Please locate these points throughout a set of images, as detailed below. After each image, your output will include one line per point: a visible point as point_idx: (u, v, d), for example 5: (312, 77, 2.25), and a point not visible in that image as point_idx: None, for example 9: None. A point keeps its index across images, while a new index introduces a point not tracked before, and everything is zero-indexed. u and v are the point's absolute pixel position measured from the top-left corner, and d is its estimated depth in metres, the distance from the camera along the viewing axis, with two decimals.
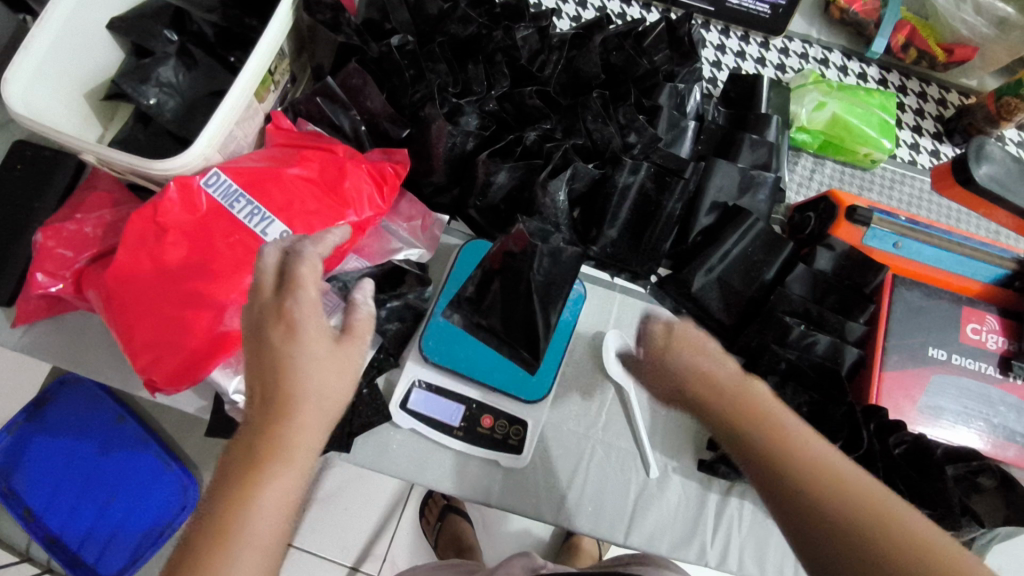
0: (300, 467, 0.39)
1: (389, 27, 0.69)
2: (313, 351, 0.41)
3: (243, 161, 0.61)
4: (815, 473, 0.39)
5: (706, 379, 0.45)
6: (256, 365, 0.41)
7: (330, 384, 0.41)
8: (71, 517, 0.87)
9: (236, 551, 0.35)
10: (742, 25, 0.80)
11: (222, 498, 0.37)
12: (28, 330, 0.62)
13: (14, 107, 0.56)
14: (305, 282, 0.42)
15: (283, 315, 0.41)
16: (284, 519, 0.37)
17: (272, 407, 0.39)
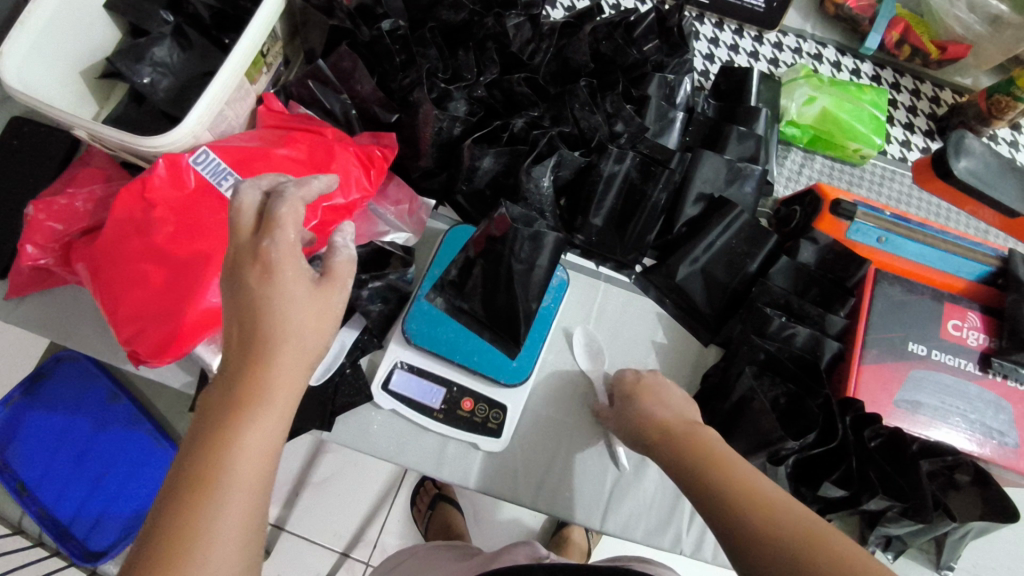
0: (283, 408, 0.39)
1: (380, 11, 0.68)
2: (293, 293, 0.41)
3: (233, 140, 0.62)
4: (742, 492, 0.43)
5: (662, 424, 0.53)
6: (231, 305, 0.41)
7: (310, 327, 0.41)
8: (63, 492, 0.89)
9: (225, 491, 0.36)
10: (736, 19, 0.80)
11: (205, 439, 0.37)
12: (20, 302, 0.63)
13: (10, 82, 0.57)
14: (284, 222, 0.41)
15: (259, 256, 0.41)
16: (269, 459, 0.38)
17: (251, 350, 0.40)
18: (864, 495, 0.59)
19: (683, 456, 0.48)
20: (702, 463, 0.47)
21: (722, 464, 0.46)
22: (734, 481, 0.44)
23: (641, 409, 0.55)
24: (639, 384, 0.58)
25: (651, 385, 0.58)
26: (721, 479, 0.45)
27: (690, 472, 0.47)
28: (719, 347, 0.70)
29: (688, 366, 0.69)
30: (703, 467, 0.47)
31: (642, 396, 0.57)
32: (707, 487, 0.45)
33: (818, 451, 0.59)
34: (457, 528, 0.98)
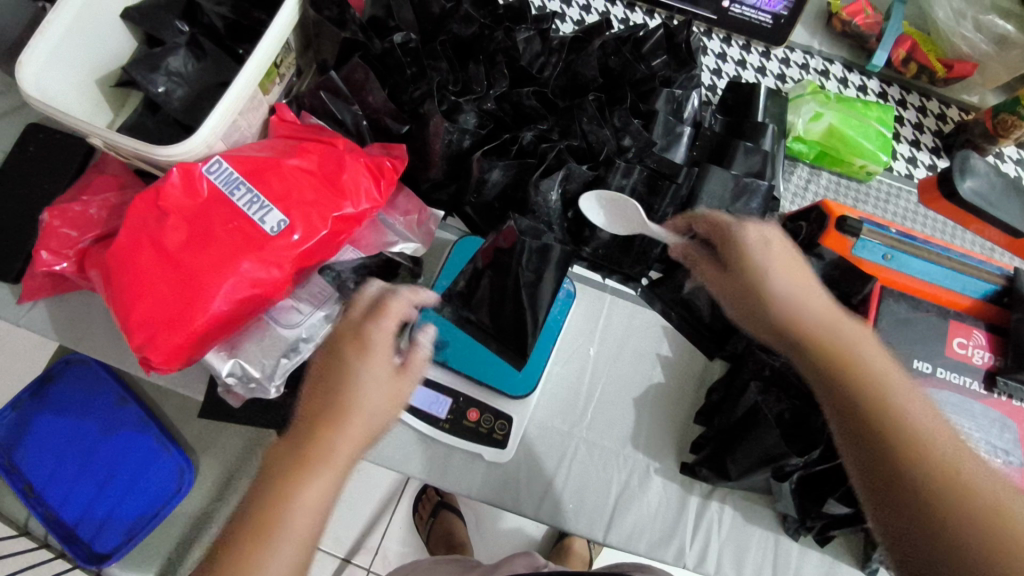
0: (341, 471, 0.43)
1: (393, 24, 0.70)
2: (376, 370, 0.46)
3: (246, 150, 0.63)
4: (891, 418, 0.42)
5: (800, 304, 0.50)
6: (322, 372, 0.47)
7: (383, 402, 0.46)
8: (70, 493, 0.89)
9: (276, 542, 0.40)
10: (744, 34, 0.81)
11: (271, 488, 0.42)
12: (33, 307, 0.64)
13: (27, 90, 0.58)
14: (390, 313, 0.48)
15: (360, 335, 0.47)
16: (319, 518, 0.42)
17: (331, 413, 0.44)
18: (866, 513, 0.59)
19: (818, 351, 0.47)
20: (841, 367, 0.46)
21: (863, 373, 0.45)
22: (873, 395, 0.44)
23: (769, 288, 0.51)
24: (771, 255, 0.53)
25: (779, 256, 0.53)
26: (860, 389, 0.44)
27: (821, 370, 0.47)
28: (724, 361, 0.70)
29: (693, 379, 0.70)
30: (840, 372, 0.46)
31: (772, 270, 0.52)
32: (839, 392, 0.45)
33: (821, 467, 0.60)
34: (458, 537, 0.98)
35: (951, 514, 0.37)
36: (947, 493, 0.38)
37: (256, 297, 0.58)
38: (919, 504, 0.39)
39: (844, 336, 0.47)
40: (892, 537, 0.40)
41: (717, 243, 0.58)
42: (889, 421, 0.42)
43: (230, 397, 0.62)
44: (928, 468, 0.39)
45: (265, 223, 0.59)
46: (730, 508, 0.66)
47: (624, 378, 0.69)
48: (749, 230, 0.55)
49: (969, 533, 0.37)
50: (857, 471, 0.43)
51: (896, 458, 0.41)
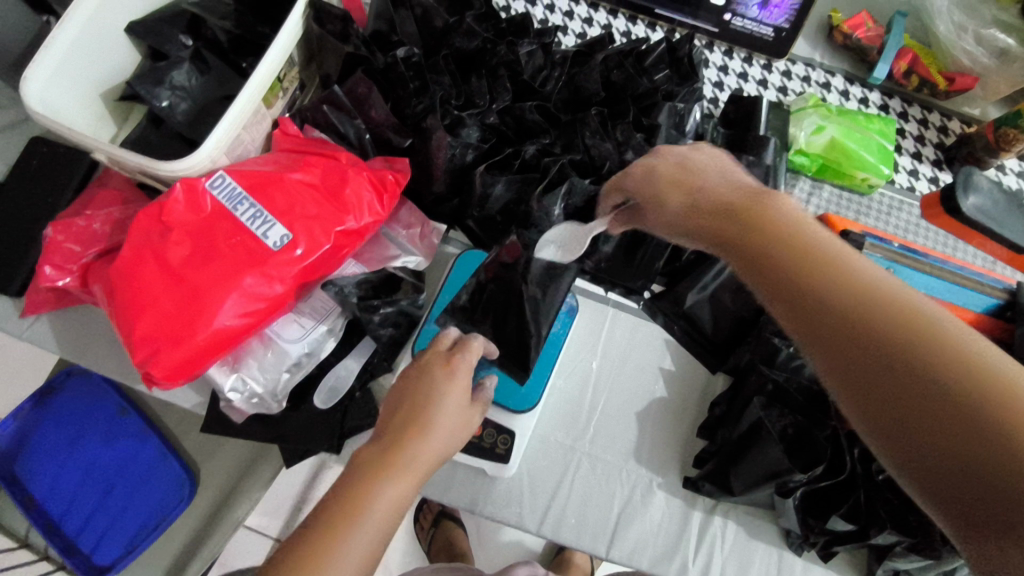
0: (420, 480, 0.47)
1: (395, 39, 0.71)
2: (457, 396, 0.52)
3: (248, 165, 0.63)
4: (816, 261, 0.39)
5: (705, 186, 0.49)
6: (408, 390, 0.52)
7: (458, 425, 0.51)
8: (72, 504, 0.88)
9: (365, 520, 0.43)
10: (745, 47, 0.81)
11: (364, 475, 0.45)
12: (36, 321, 0.64)
13: (31, 104, 0.58)
14: (473, 347, 0.55)
15: (449, 361, 0.53)
16: (398, 511, 0.45)
17: (417, 420, 0.49)
18: (871, 529, 0.59)
19: (761, 242, 0.42)
20: (789, 251, 0.40)
21: (812, 252, 0.40)
22: (833, 276, 0.38)
23: (671, 209, 0.50)
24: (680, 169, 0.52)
25: (670, 176, 0.51)
26: (816, 273, 0.39)
27: (767, 261, 0.41)
28: (727, 375, 0.70)
29: (696, 393, 0.70)
30: (790, 259, 0.40)
31: (664, 192, 0.51)
32: (790, 280, 0.40)
33: (827, 482, 0.60)
34: (459, 547, 0.98)
35: (950, 389, 0.32)
36: (940, 364, 0.33)
37: (258, 312, 0.58)
38: (913, 385, 0.33)
39: (787, 218, 0.42)
40: (887, 430, 0.34)
41: (631, 192, 0.56)
42: (857, 297, 0.37)
43: (232, 412, 0.62)
44: (914, 341, 0.34)
45: (268, 237, 0.59)
46: (734, 523, 0.66)
47: (627, 391, 0.69)
48: (637, 171, 0.55)
49: (975, 405, 0.31)
50: (827, 365, 0.37)
51: (874, 338, 0.35)
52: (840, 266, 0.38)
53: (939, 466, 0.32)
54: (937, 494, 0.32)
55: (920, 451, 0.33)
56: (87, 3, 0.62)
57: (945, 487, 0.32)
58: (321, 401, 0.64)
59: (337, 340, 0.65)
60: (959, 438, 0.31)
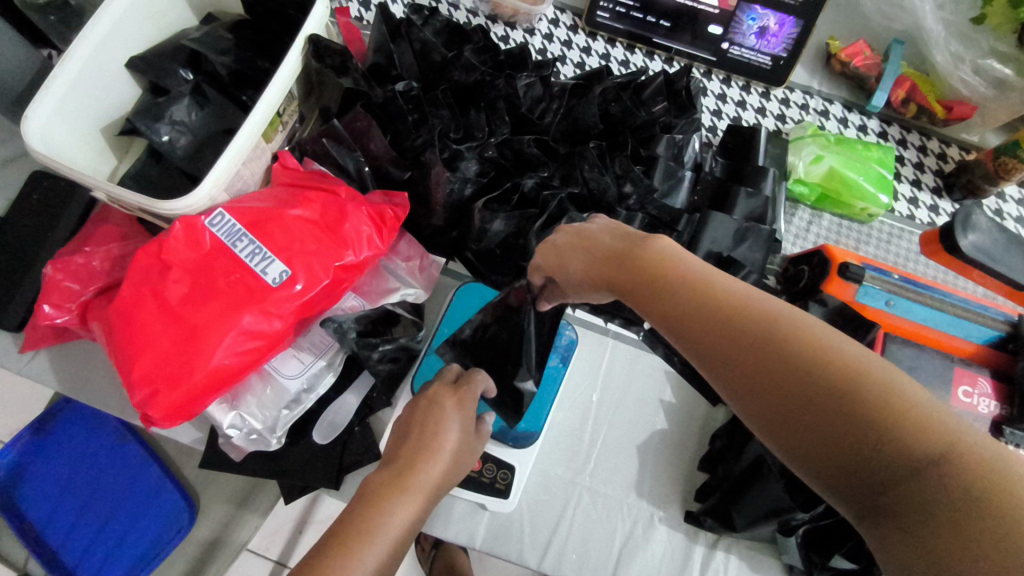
0: (426, 505, 0.47)
1: (395, 73, 0.71)
2: (466, 423, 0.51)
3: (247, 201, 0.63)
4: (693, 290, 0.42)
5: (587, 236, 0.52)
6: (415, 417, 0.51)
7: (463, 453, 0.51)
8: (71, 532, 0.88)
9: (366, 550, 0.42)
10: (743, 75, 0.82)
11: (365, 505, 0.44)
12: (34, 357, 0.64)
13: (31, 143, 0.58)
14: (479, 378, 0.54)
15: (457, 391, 0.52)
16: (399, 543, 0.44)
17: (421, 451, 0.48)
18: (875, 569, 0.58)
19: (644, 280, 0.45)
20: (670, 285, 0.44)
21: (691, 286, 0.43)
22: (712, 301, 0.41)
23: (575, 270, 0.52)
24: (570, 237, 0.53)
25: (569, 244, 0.53)
26: (700, 299, 0.42)
27: (653, 297, 0.44)
28: (728, 407, 0.70)
29: (697, 426, 0.70)
30: (680, 290, 0.43)
31: (567, 259, 0.53)
32: (681, 314, 0.42)
33: (829, 521, 0.59)
34: (461, 567, 1.02)
35: (825, 394, 0.35)
36: (814, 374, 0.36)
37: (257, 349, 0.58)
38: (795, 397, 0.36)
39: (664, 255, 0.46)
40: (783, 441, 0.37)
41: (542, 269, 0.56)
42: (733, 327, 0.39)
43: (230, 449, 0.62)
44: (789, 351, 0.37)
45: (267, 274, 0.59)
46: (736, 558, 0.65)
47: (627, 424, 0.69)
48: (541, 249, 0.55)
49: (847, 408, 0.34)
50: (725, 389, 0.40)
51: (755, 357, 0.38)
52: (714, 293, 0.42)
53: (837, 465, 0.34)
54: (838, 490, 0.35)
55: (811, 455, 0.35)
56: (88, 42, 0.62)
57: (841, 483, 0.34)
58: (320, 436, 0.64)
59: (336, 374, 0.64)
60: (840, 438, 0.34)
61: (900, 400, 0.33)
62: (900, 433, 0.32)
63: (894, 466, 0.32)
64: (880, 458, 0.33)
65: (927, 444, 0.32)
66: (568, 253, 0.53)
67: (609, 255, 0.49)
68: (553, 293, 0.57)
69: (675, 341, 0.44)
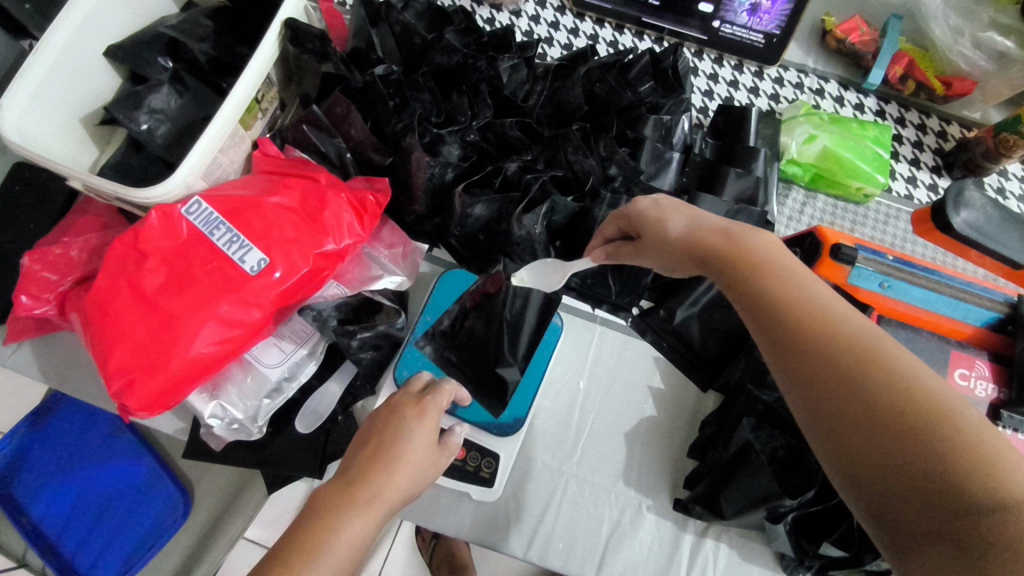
0: (379, 520, 0.45)
1: (375, 57, 0.70)
2: (427, 432, 0.50)
3: (226, 188, 0.62)
4: (785, 286, 0.45)
5: (689, 211, 0.55)
6: (375, 428, 0.50)
7: (425, 463, 0.49)
8: (68, 523, 0.88)
9: (314, 567, 0.41)
10: (736, 54, 0.80)
11: (314, 519, 0.44)
12: (17, 349, 0.64)
13: (7, 133, 0.57)
14: (445, 388, 0.53)
15: (420, 403, 0.52)
16: (353, 557, 0.43)
17: (377, 462, 0.47)
18: (865, 554, 0.57)
19: (740, 278, 0.47)
20: (767, 287, 0.46)
21: (782, 285, 0.45)
22: (797, 304, 0.44)
23: (670, 234, 0.54)
24: (669, 204, 0.56)
25: (672, 207, 0.55)
26: (787, 299, 0.44)
27: (743, 291, 0.47)
28: (718, 393, 0.69)
29: (686, 413, 0.68)
30: (769, 286, 0.46)
31: (667, 218, 0.54)
32: (764, 307, 0.45)
33: (817, 508, 0.58)
34: (461, 559, 1.05)
35: (898, 423, 0.36)
36: (879, 390, 0.38)
37: (235, 338, 0.58)
38: (864, 420, 0.38)
39: (770, 260, 0.47)
40: (837, 456, 0.39)
41: (630, 223, 0.58)
42: (814, 329, 0.42)
43: (211, 439, 0.61)
44: (865, 363, 0.39)
45: (245, 262, 0.58)
46: (726, 546, 0.64)
47: (615, 411, 0.68)
48: (641, 201, 0.57)
49: (902, 428, 0.36)
50: (792, 394, 0.42)
51: (837, 371, 0.40)
52: (803, 297, 0.44)
53: (878, 479, 0.37)
54: (874, 504, 0.37)
55: (859, 472, 0.38)
56: (63, 28, 0.61)
57: (883, 507, 0.36)
58: (303, 425, 0.64)
59: (318, 363, 0.64)
60: (894, 463, 0.36)
61: (972, 446, 0.35)
62: (957, 473, 0.34)
63: (944, 503, 0.34)
64: (934, 493, 0.34)
65: (969, 473, 0.34)
66: (670, 214, 0.55)
67: (702, 238, 0.52)
68: (617, 250, 0.59)
69: (753, 330, 0.46)
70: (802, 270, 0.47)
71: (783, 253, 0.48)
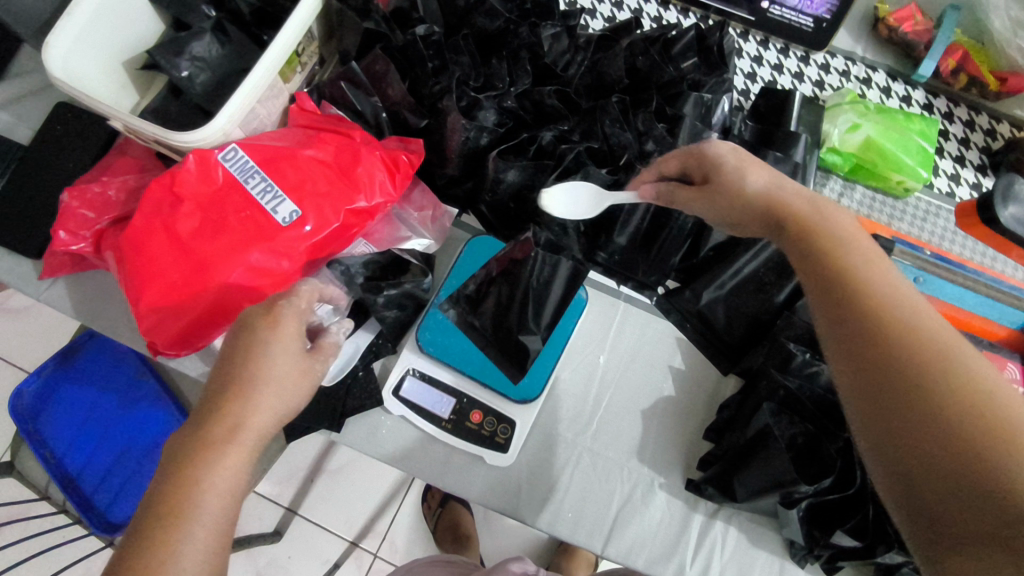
0: (250, 446, 0.46)
1: (416, 16, 0.70)
2: (284, 345, 0.48)
3: (263, 139, 0.62)
4: (868, 265, 0.45)
5: (767, 171, 0.53)
6: (232, 356, 0.48)
7: (293, 375, 0.49)
8: (91, 459, 0.91)
9: (191, 524, 0.42)
10: (783, 37, 0.78)
11: (176, 473, 0.43)
12: (52, 284, 0.65)
13: (53, 71, 0.58)
14: (301, 294, 0.51)
15: (271, 312, 0.49)
16: (231, 500, 0.44)
17: (230, 393, 0.46)
18: (878, 547, 0.58)
19: (817, 252, 0.47)
20: (844, 265, 0.45)
21: (861, 268, 0.45)
22: (875, 286, 0.43)
23: (745, 189, 0.52)
24: (742, 161, 0.54)
25: (753, 162, 0.53)
26: (863, 280, 0.44)
27: (817, 267, 0.46)
28: (738, 378, 0.68)
29: (705, 396, 0.68)
30: (847, 265, 0.45)
31: (747, 171, 0.53)
32: (836, 284, 0.45)
33: (835, 497, 0.58)
34: (464, 529, 1.06)
35: (954, 412, 0.36)
36: (941, 379, 0.38)
37: (266, 287, 0.58)
38: (910, 399, 0.38)
39: (848, 240, 0.47)
40: (878, 432, 0.39)
41: (699, 169, 0.57)
42: (889, 314, 0.41)
43: None
44: (931, 352, 0.39)
45: (278, 213, 0.59)
46: (736, 530, 0.64)
47: (633, 388, 0.67)
48: (720, 145, 0.55)
49: (957, 419, 0.36)
50: (842, 365, 0.42)
51: (901, 352, 0.39)
52: (880, 282, 0.44)
53: (918, 462, 0.37)
54: (908, 487, 0.37)
55: (898, 455, 0.38)
56: None
57: (915, 488, 0.37)
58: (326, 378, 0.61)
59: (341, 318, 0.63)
60: (938, 449, 0.36)
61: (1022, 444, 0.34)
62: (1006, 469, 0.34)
63: (977, 486, 0.34)
64: (968, 477, 0.35)
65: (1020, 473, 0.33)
66: (748, 168, 0.53)
67: (778, 208, 0.51)
68: (672, 191, 0.58)
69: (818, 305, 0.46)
70: (881, 257, 0.46)
71: (862, 235, 0.48)
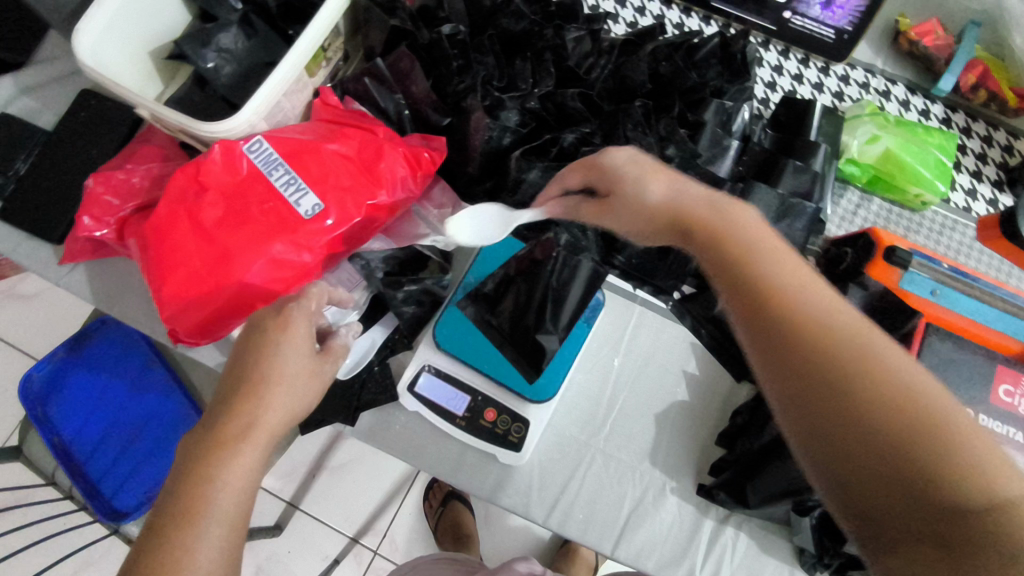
0: (264, 443, 0.46)
1: (442, 15, 0.71)
2: (296, 345, 0.49)
3: (288, 132, 0.62)
4: (776, 276, 0.42)
5: (670, 176, 0.50)
6: (245, 358, 0.48)
7: (304, 373, 0.49)
8: (98, 447, 0.91)
9: (205, 522, 0.42)
10: (804, 48, 0.78)
11: (191, 470, 0.43)
12: (72, 269, 0.66)
13: (82, 56, 0.59)
14: (308, 295, 0.52)
15: (281, 314, 0.50)
16: (245, 497, 0.44)
17: (243, 392, 0.46)
18: None
19: (728, 268, 0.44)
20: (756, 281, 0.43)
21: (771, 279, 0.42)
22: (791, 301, 0.41)
23: (651, 196, 0.49)
24: (642, 169, 0.51)
25: (652, 167, 0.51)
26: (778, 296, 0.41)
27: (730, 285, 0.44)
28: (751, 386, 0.68)
29: (718, 402, 0.68)
30: (760, 279, 0.42)
31: (646, 180, 0.50)
32: (754, 305, 0.42)
33: None
34: (465, 529, 1.06)
35: (895, 434, 0.35)
36: (874, 401, 0.36)
37: (286, 279, 0.58)
38: (850, 429, 0.37)
39: (755, 246, 0.44)
40: (824, 461, 0.38)
41: (597, 181, 0.54)
42: (807, 335, 0.39)
43: None
44: (857, 373, 0.37)
45: (301, 206, 0.59)
46: (745, 536, 0.64)
47: (646, 392, 0.68)
48: (615, 153, 0.52)
49: (897, 441, 0.35)
50: (777, 395, 0.41)
51: (830, 379, 0.38)
52: (791, 294, 0.41)
53: (868, 489, 0.36)
54: (862, 512, 0.37)
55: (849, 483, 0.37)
56: None
57: (872, 513, 0.36)
58: (343, 372, 0.62)
59: (360, 312, 0.63)
60: (886, 473, 0.36)
61: (961, 452, 0.34)
62: (955, 486, 0.34)
63: (929, 507, 0.34)
64: (920, 498, 0.34)
65: (966, 485, 0.33)
66: (648, 175, 0.50)
67: (687, 216, 0.48)
68: (577, 207, 0.55)
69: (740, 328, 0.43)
70: (783, 257, 0.44)
71: (766, 234, 0.46)
